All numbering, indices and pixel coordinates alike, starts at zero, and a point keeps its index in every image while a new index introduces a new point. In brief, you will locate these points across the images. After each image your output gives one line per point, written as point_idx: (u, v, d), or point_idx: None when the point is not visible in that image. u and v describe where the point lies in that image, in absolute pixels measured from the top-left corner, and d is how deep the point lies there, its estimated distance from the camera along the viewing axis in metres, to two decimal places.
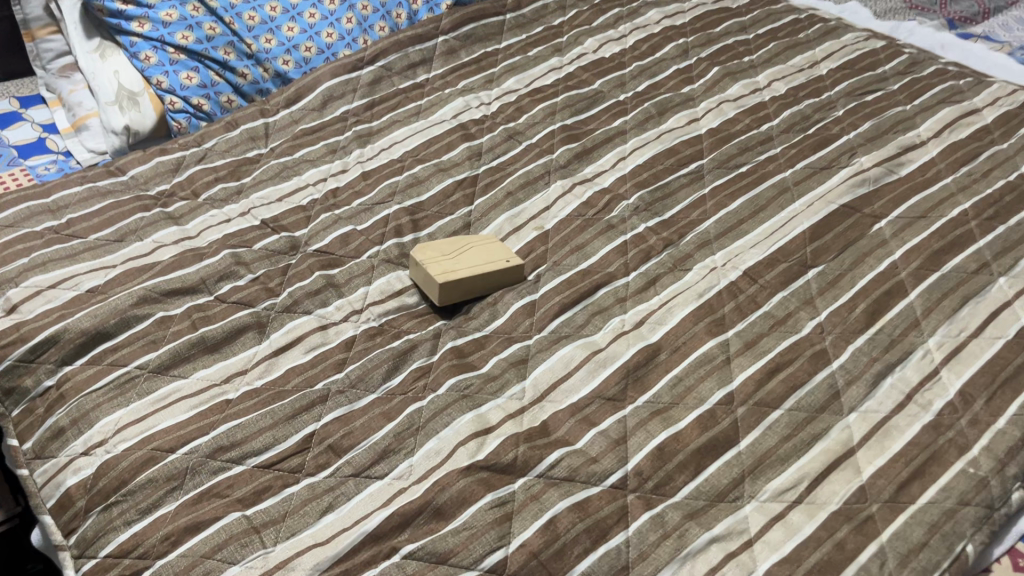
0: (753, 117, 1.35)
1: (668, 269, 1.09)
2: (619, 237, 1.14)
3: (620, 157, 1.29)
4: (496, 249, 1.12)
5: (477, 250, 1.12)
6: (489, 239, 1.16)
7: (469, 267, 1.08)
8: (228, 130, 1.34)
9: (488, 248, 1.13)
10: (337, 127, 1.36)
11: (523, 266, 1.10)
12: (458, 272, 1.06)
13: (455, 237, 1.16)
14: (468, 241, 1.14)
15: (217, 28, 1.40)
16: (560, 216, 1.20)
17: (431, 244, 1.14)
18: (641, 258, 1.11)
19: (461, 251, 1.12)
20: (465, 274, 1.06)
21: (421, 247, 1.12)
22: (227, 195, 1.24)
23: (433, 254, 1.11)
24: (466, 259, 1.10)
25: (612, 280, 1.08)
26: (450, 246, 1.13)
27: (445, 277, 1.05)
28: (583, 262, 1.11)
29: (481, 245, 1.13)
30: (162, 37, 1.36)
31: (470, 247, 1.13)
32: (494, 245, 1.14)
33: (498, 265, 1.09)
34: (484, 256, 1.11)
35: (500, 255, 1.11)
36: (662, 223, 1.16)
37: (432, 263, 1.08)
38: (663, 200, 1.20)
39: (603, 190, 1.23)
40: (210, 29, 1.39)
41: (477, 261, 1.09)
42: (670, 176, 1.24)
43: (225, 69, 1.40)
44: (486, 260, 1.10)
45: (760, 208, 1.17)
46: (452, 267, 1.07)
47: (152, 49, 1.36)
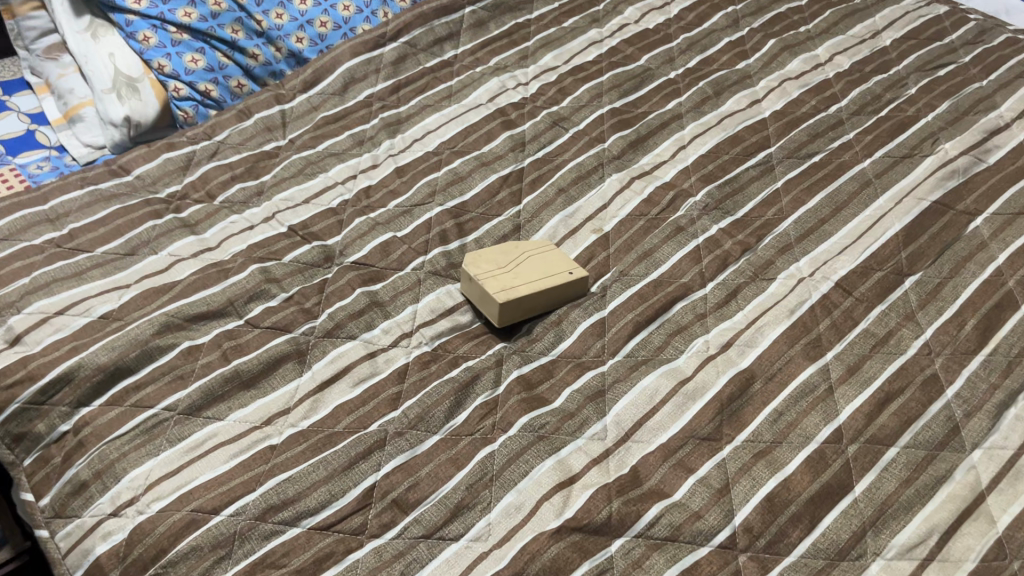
0: (819, 97, 1.24)
1: (748, 280, 0.99)
2: (689, 241, 1.03)
3: (679, 145, 1.17)
4: (557, 259, 1.01)
5: (534, 258, 1.00)
6: (544, 243, 1.04)
7: (530, 281, 0.96)
8: (240, 121, 1.20)
9: (546, 256, 1.01)
10: (362, 114, 1.23)
11: (588, 277, 0.99)
12: (519, 287, 0.95)
13: (506, 242, 1.04)
14: (522, 247, 1.02)
15: (222, 4, 1.25)
16: (620, 216, 1.08)
17: (481, 251, 1.02)
18: (716, 266, 1.00)
19: (517, 258, 1.00)
20: (526, 290, 0.95)
21: (472, 255, 1.00)
22: (247, 197, 1.11)
23: (486, 263, 0.99)
24: (524, 270, 0.98)
25: (687, 293, 0.98)
26: (503, 253, 1.01)
27: (505, 295, 0.94)
28: (653, 271, 1.00)
29: (538, 252, 1.01)
30: (162, 14, 1.22)
31: (525, 254, 1.01)
32: (551, 252, 1.02)
33: (561, 278, 0.97)
34: (543, 265, 0.99)
35: (561, 264, 1.00)
36: (735, 223, 1.05)
37: (488, 277, 0.96)
38: (733, 196, 1.09)
39: (665, 184, 1.11)
40: (215, 5, 1.25)
41: (536, 272, 0.98)
42: (738, 169, 1.13)
43: (233, 49, 1.26)
44: (547, 272, 0.98)
45: (842, 206, 1.06)
46: (510, 281, 0.96)
47: (151, 28, 1.22)
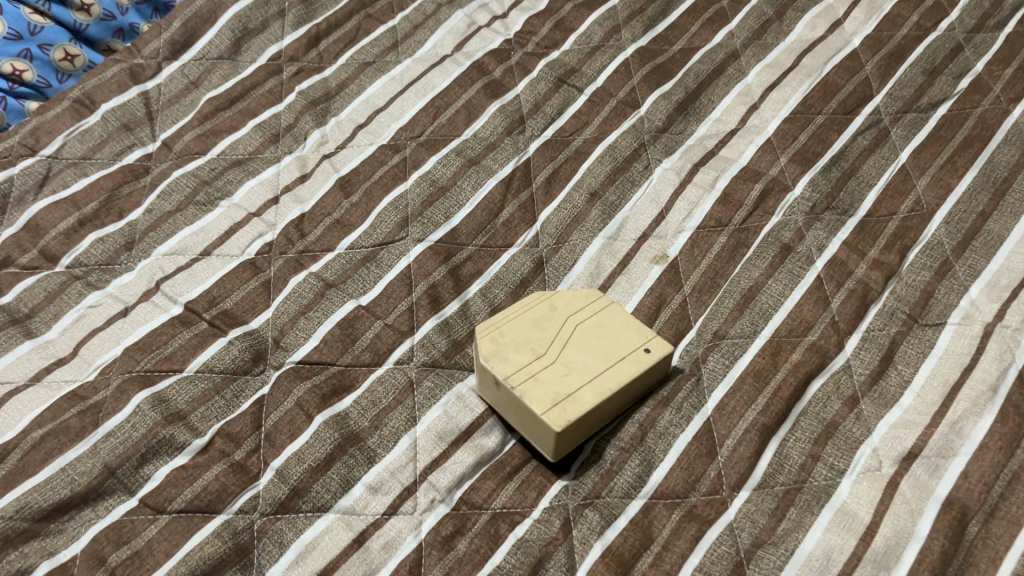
0: (920, 9, 0.88)
1: (904, 331, 0.66)
2: (803, 269, 0.69)
3: (747, 104, 0.81)
4: (619, 326, 0.65)
5: (585, 328, 0.65)
6: (589, 291, 0.68)
7: (592, 376, 0.61)
8: (80, 116, 0.78)
9: (601, 319, 0.65)
10: (268, 87, 0.81)
11: (673, 352, 0.64)
12: (579, 394, 0.60)
13: (530, 295, 0.68)
14: (561, 306, 0.66)
15: None
16: (689, 230, 0.73)
17: (498, 320, 0.65)
18: (853, 311, 0.67)
19: (560, 331, 0.64)
20: (592, 399, 0.60)
21: (488, 337, 0.64)
22: (111, 253, 0.70)
23: (514, 350, 0.63)
24: (577, 352, 0.63)
25: (823, 363, 0.65)
26: (535, 324, 0.65)
27: (562, 416, 0.59)
28: (763, 326, 0.67)
29: (588, 315, 0.66)
30: None
31: (569, 321, 0.65)
32: (607, 309, 0.66)
33: (636, 361, 0.63)
34: (603, 339, 0.64)
35: (629, 332, 0.64)
36: (861, 231, 0.72)
37: (526, 380, 0.61)
38: (846, 184, 0.75)
39: (743, 171, 0.76)
40: None
41: (597, 355, 0.63)
42: (841, 137, 0.78)
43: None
44: (611, 352, 0.63)
45: (1008, 188, 0.72)
46: (563, 385, 0.60)
47: None
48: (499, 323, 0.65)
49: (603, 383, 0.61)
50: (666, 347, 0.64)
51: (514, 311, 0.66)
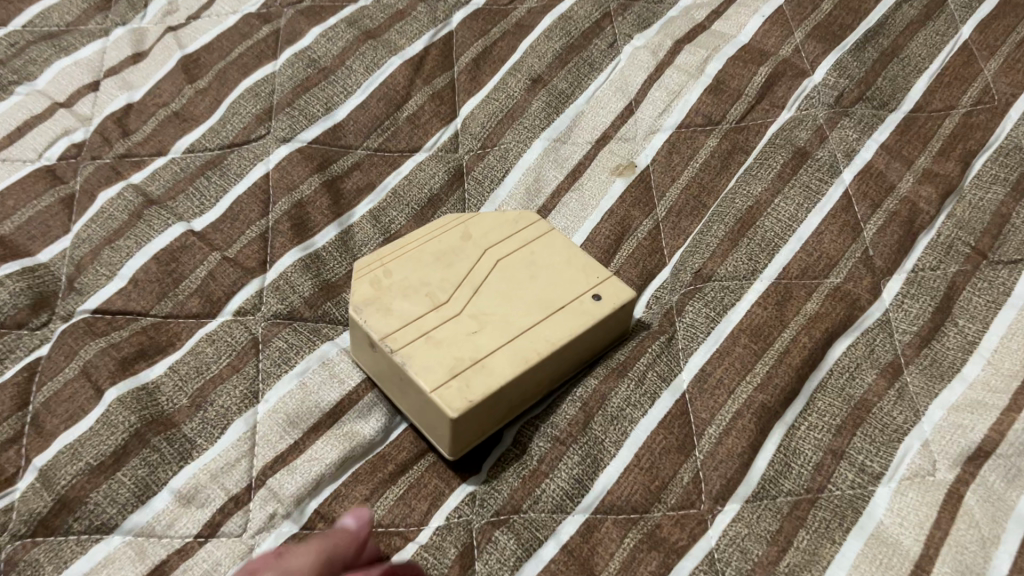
0: None
1: (967, 271, 0.46)
2: (825, 182, 0.49)
3: None
4: (561, 265, 0.45)
5: (509, 267, 0.45)
6: (523, 215, 0.48)
7: (513, 334, 0.42)
8: None
9: (534, 255, 0.45)
10: None
11: (633, 299, 0.44)
12: (491, 360, 0.40)
13: (439, 220, 0.48)
14: (479, 236, 0.46)
15: None
16: (665, 129, 0.53)
17: (385, 255, 0.45)
18: (895, 242, 0.47)
19: (472, 270, 0.44)
20: (510, 369, 0.40)
21: (366, 278, 0.44)
22: None
23: (403, 297, 0.43)
24: (494, 300, 0.43)
25: (851, 317, 0.45)
26: (438, 261, 0.45)
27: (461, 394, 0.39)
28: (765, 263, 0.47)
29: (516, 248, 0.46)
30: None
31: (488, 256, 0.45)
32: (544, 240, 0.46)
33: (580, 313, 0.43)
34: (535, 283, 0.44)
35: (572, 272, 0.45)
36: (906, 132, 0.51)
37: (415, 339, 0.41)
38: (886, 68, 0.54)
39: (743, 50, 0.55)
40: None
41: (523, 304, 0.43)
42: (880, 5, 0.56)
43: None
44: (545, 300, 0.43)
45: None
46: (467, 348, 0.41)
47: None
48: (388, 258, 0.45)
49: (528, 346, 0.41)
50: (624, 292, 0.44)
51: (412, 242, 0.46)
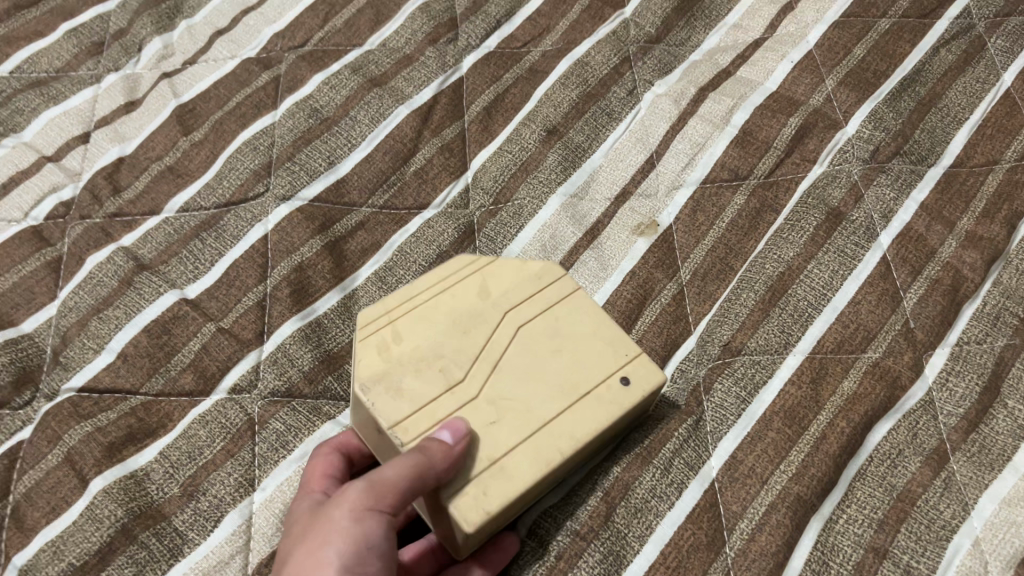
0: None
1: (1016, 345, 0.43)
2: (861, 246, 0.46)
3: (778, 6, 0.56)
4: (589, 339, 0.40)
5: (530, 338, 0.40)
6: (547, 269, 0.43)
7: (532, 426, 0.37)
8: None
9: (558, 324, 0.41)
10: None
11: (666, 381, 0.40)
12: (510, 458, 0.36)
13: (452, 270, 0.43)
14: (497, 298, 0.42)
15: None
16: (689, 185, 0.50)
17: (396, 316, 0.41)
18: (938, 313, 0.44)
19: (490, 341, 0.40)
20: (530, 472, 0.36)
21: (372, 344, 0.39)
22: None
23: (413, 371, 0.39)
24: (514, 382, 0.39)
25: (891, 396, 0.42)
26: (451, 328, 0.40)
27: (476, 500, 0.35)
28: (798, 336, 0.44)
29: (538, 315, 0.41)
30: None
31: (507, 324, 0.41)
32: (569, 305, 0.42)
33: (606, 401, 0.39)
34: (559, 359, 0.40)
35: (598, 348, 0.40)
36: (947, 190, 0.48)
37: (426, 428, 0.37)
38: (924, 119, 0.51)
39: (771, 99, 0.52)
40: None
41: (545, 387, 0.39)
42: (916, 50, 0.53)
43: None
44: (568, 383, 0.39)
45: None
46: (483, 442, 0.36)
47: None
48: (396, 319, 0.41)
49: (552, 440, 0.37)
50: (653, 372, 0.40)
51: (422, 302, 0.42)
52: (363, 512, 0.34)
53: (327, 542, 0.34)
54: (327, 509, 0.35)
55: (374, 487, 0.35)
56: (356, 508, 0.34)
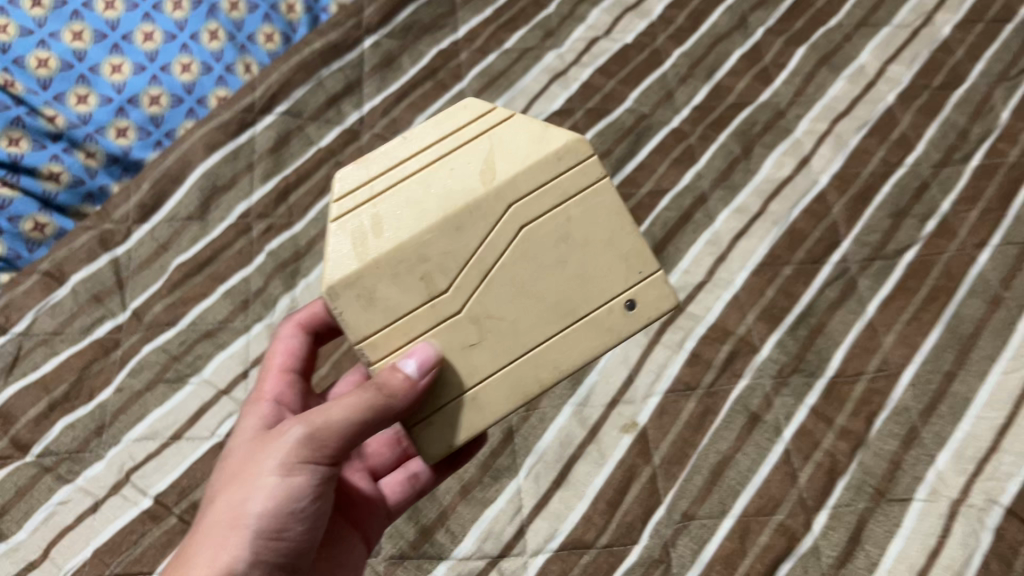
0: (886, 144, 0.88)
1: (871, 507, 0.66)
2: (771, 441, 0.70)
3: (714, 255, 0.81)
4: (594, 255, 0.52)
5: (530, 238, 0.52)
6: (574, 147, 0.52)
7: (518, 348, 0.52)
8: (49, 290, 0.77)
9: (568, 222, 0.52)
10: (237, 248, 0.81)
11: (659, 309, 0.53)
12: (488, 387, 0.51)
13: (454, 121, 0.53)
14: (503, 181, 0.51)
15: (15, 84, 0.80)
16: (658, 394, 0.73)
17: (392, 194, 0.51)
18: (821, 486, 0.67)
19: (481, 242, 0.51)
20: (504, 397, 0.51)
21: (365, 228, 0.50)
22: (82, 439, 0.70)
23: (407, 275, 0.50)
24: (507, 300, 0.51)
25: (791, 546, 0.65)
26: (446, 221, 0.51)
27: (450, 424, 0.51)
28: (731, 505, 0.67)
29: (553, 206, 0.52)
30: None
31: (508, 216, 0.51)
32: (585, 196, 0.52)
33: (602, 322, 0.53)
34: (555, 272, 0.52)
35: (612, 262, 0.53)
36: (829, 396, 0.72)
37: (405, 343, 0.50)
38: (814, 343, 0.75)
39: (711, 330, 0.76)
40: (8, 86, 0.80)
41: (539, 310, 0.52)
42: (809, 291, 0.78)
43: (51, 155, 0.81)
44: (570, 307, 0.52)
45: (970, 346, 0.73)
46: (464, 367, 0.51)
47: None
48: (380, 195, 0.51)
49: (535, 357, 0.52)
50: (659, 295, 0.53)
51: (420, 175, 0.51)
52: (294, 465, 0.49)
53: (255, 492, 0.49)
54: (271, 449, 0.50)
55: (317, 433, 0.48)
56: (291, 460, 0.49)
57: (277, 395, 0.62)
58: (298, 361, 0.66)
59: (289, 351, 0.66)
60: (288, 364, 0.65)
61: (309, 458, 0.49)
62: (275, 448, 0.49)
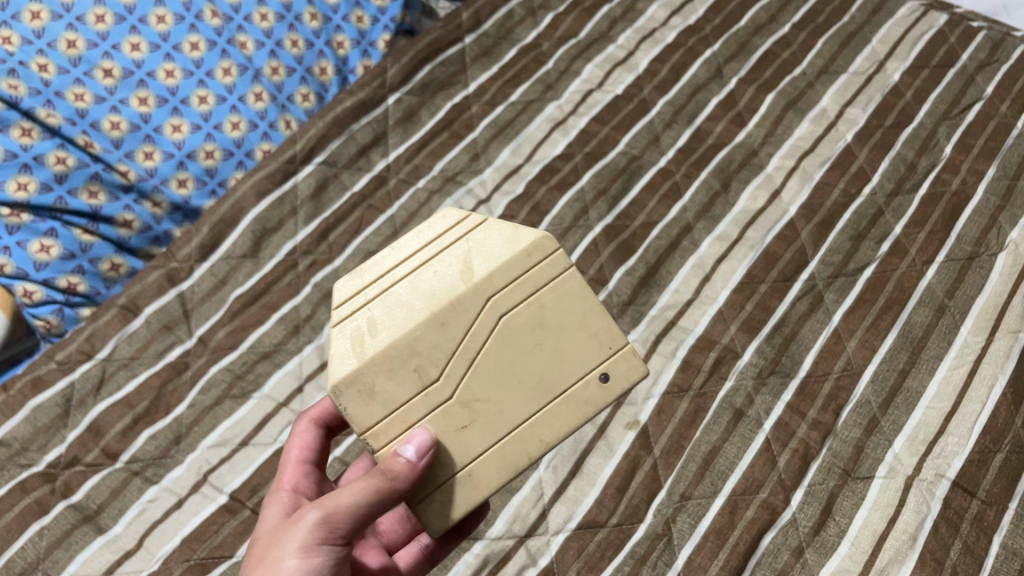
0: (845, 176, 1.02)
1: (840, 484, 0.78)
2: (753, 432, 0.82)
3: (700, 276, 0.94)
4: (569, 342, 0.60)
5: (508, 325, 0.59)
6: (542, 243, 0.60)
7: (505, 428, 0.59)
8: (126, 321, 0.89)
9: (542, 308, 0.60)
10: (287, 281, 0.94)
11: (633, 378, 0.60)
12: (481, 464, 0.58)
13: (435, 229, 0.62)
14: (480, 278, 0.59)
15: (92, 142, 0.92)
16: (656, 396, 0.85)
17: (377, 298, 0.59)
18: (797, 468, 0.79)
19: (465, 333, 0.59)
20: (495, 473, 0.58)
21: (356, 330, 0.58)
22: (163, 447, 0.82)
23: (402, 365, 0.58)
24: (491, 383, 0.59)
25: (773, 518, 0.77)
26: (433, 318, 0.59)
27: (448, 501, 0.58)
28: (722, 486, 0.79)
29: (528, 295, 0.60)
30: (26, 167, 0.88)
31: (487, 308, 0.59)
32: (553, 285, 0.60)
33: (582, 397, 0.60)
34: (536, 355, 0.59)
35: (585, 341, 0.60)
36: (801, 393, 0.84)
37: (403, 431, 0.58)
38: (788, 349, 0.87)
39: (699, 340, 0.89)
40: (87, 145, 0.92)
41: (522, 391, 0.59)
42: (782, 304, 0.91)
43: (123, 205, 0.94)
44: (550, 384, 0.59)
45: (920, 347, 0.86)
46: (457, 447, 0.58)
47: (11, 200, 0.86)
48: (370, 301, 0.59)
49: (522, 435, 0.59)
50: (630, 366, 0.60)
51: (408, 279, 0.60)
52: (311, 546, 0.54)
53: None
54: (291, 533, 0.55)
55: (332, 515, 0.54)
56: (308, 542, 0.54)
57: (293, 483, 0.69)
58: (314, 451, 0.73)
59: (305, 443, 0.73)
60: (305, 454, 0.72)
61: (324, 540, 0.54)
62: (294, 530, 0.54)
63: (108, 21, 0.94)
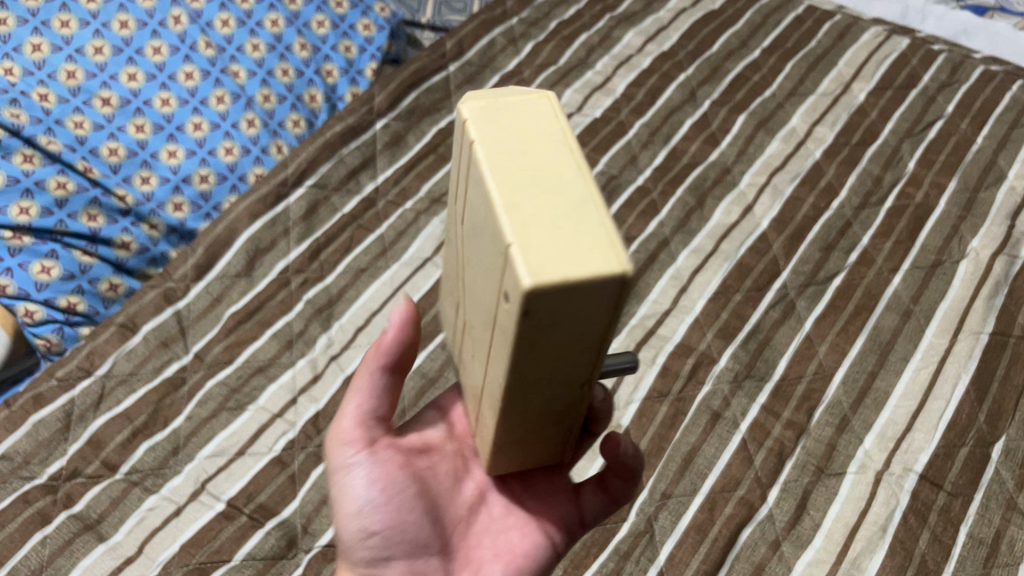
0: (815, 191, 1.06)
1: (815, 480, 0.82)
2: (730, 432, 0.85)
3: (678, 286, 0.98)
4: (484, 238, 0.41)
5: (467, 226, 0.46)
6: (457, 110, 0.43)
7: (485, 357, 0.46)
8: (125, 338, 0.91)
9: (471, 197, 0.43)
10: (280, 297, 0.97)
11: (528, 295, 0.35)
12: (484, 396, 0.48)
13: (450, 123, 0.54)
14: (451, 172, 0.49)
15: (91, 167, 0.96)
16: (638, 400, 0.88)
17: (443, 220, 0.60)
18: (772, 466, 0.83)
19: (458, 243, 0.50)
20: (489, 407, 0.48)
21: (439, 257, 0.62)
22: (161, 458, 0.84)
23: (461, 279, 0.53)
24: (473, 306, 0.48)
25: (750, 514, 0.80)
26: (449, 230, 0.53)
27: (485, 434, 0.52)
28: (701, 485, 0.82)
29: (464, 185, 0.44)
30: (29, 192, 0.91)
31: (457, 213, 0.48)
32: (469, 160, 0.42)
33: (504, 321, 0.39)
34: (480, 262, 0.44)
35: (489, 237, 0.39)
36: (776, 395, 0.88)
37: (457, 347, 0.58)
38: (761, 354, 0.91)
39: (678, 347, 0.92)
40: (87, 170, 0.95)
41: (484, 314, 0.45)
42: (756, 312, 0.95)
43: (122, 227, 0.97)
44: (489, 305, 0.42)
45: (887, 351, 0.90)
46: (477, 373, 0.51)
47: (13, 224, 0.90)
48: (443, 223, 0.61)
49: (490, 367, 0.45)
50: (516, 274, 0.36)
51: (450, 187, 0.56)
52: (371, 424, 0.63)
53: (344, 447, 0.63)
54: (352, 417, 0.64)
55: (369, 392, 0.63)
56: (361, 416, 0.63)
57: None
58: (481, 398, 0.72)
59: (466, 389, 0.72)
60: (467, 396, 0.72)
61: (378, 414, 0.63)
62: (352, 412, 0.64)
63: (106, 53, 0.99)
